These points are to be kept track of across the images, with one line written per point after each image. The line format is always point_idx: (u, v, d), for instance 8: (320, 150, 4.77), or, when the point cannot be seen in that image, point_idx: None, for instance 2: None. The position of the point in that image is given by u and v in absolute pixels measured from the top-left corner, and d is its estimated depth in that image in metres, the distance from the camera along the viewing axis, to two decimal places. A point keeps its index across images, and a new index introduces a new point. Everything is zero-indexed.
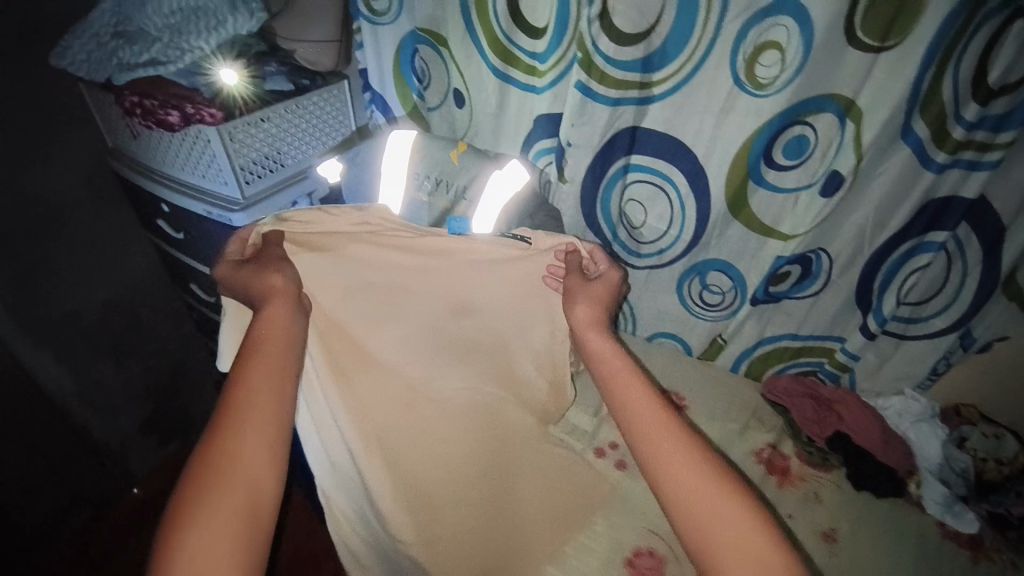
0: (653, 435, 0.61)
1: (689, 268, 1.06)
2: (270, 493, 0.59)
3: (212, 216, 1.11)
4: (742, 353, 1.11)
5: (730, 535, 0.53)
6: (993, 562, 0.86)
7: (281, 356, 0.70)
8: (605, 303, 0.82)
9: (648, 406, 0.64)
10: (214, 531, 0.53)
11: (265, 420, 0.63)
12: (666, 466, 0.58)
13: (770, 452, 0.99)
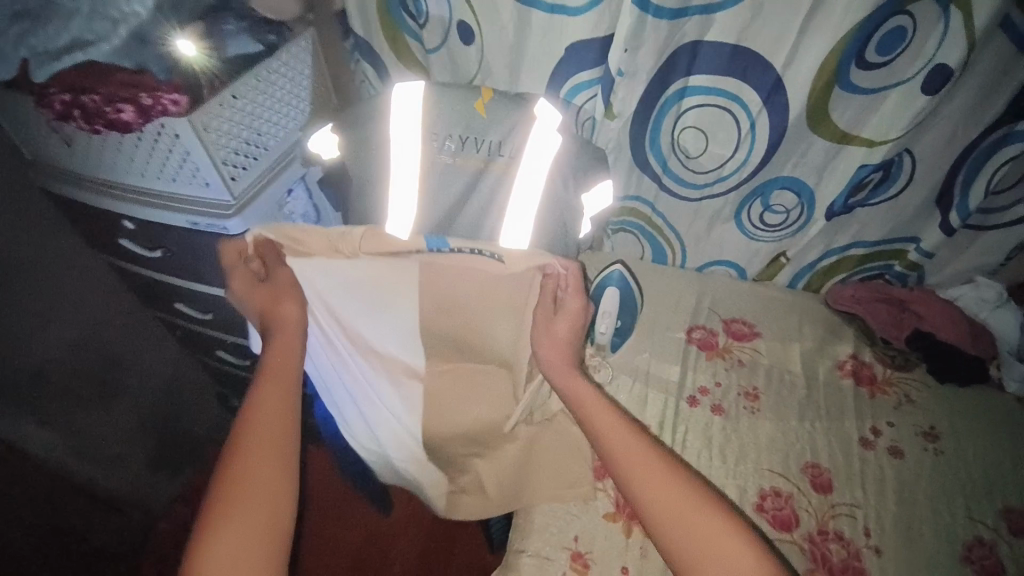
0: (655, 491, 0.59)
1: (753, 192, 0.99)
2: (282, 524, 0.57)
3: (200, 228, 0.91)
4: (803, 269, 1.10)
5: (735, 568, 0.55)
6: None
7: (285, 397, 0.64)
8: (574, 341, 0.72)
9: (636, 473, 0.60)
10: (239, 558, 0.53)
11: (259, 467, 0.58)
12: (663, 522, 0.58)
13: (852, 362, 1.01)
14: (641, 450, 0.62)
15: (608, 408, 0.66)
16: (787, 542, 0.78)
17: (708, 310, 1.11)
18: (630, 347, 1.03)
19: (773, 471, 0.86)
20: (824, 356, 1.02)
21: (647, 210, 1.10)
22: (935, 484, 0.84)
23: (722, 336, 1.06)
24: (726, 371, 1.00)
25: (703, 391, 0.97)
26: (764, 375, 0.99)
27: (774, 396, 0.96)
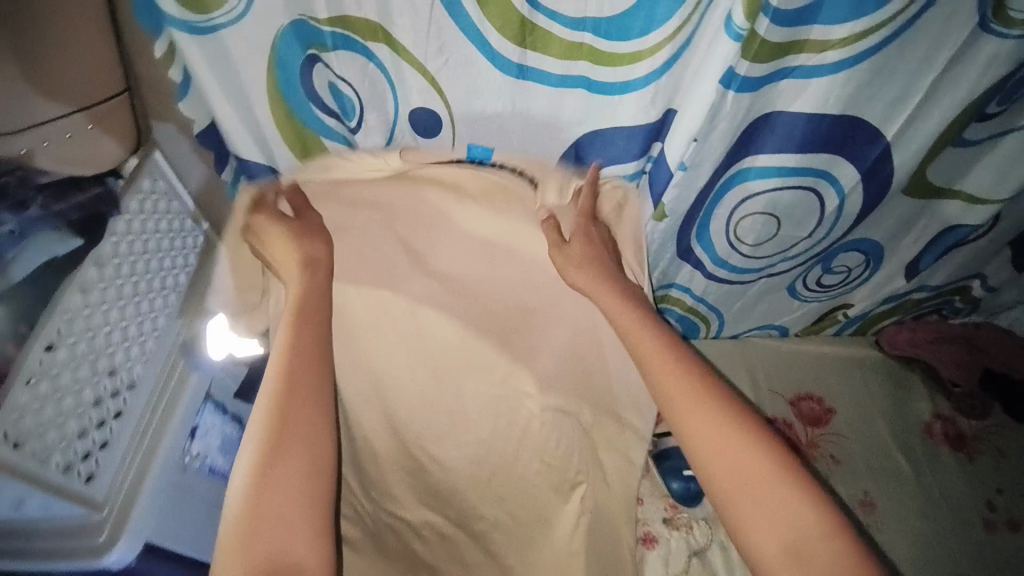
0: (728, 465, 0.52)
1: (818, 262, 0.80)
2: (321, 486, 0.50)
3: (65, 566, 0.54)
4: (855, 320, 0.95)
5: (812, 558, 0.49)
6: None
7: (319, 341, 0.55)
8: (603, 263, 0.62)
9: (716, 438, 0.54)
10: (274, 510, 0.47)
11: (305, 413, 0.51)
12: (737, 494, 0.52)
13: (937, 422, 0.90)
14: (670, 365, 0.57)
15: (689, 380, 0.56)
16: None
17: (769, 392, 0.93)
18: None
19: None
20: (908, 421, 0.90)
21: (684, 296, 0.87)
22: None
23: (798, 426, 0.90)
24: (826, 477, 0.84)
25: None
26: (865, 471, 0.85)
27: (886, 497, 0.82)
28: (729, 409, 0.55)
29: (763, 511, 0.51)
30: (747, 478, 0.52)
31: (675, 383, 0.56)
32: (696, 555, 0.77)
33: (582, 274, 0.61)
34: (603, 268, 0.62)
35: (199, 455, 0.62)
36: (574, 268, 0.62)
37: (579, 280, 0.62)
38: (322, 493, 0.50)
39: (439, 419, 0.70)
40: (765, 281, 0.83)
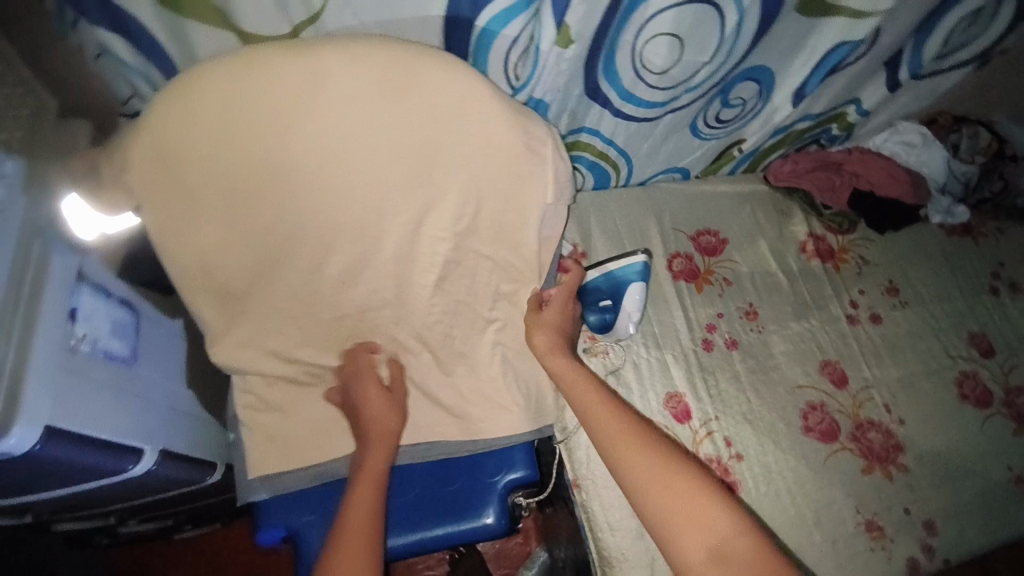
0: (610, 437, 0.63)
1: (716, 92, 0.82)
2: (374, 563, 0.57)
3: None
4: (747, 156, 1.02)
5: (675, 488, 0.58)
6: (985, 237, 1.02)
7: (378, 457, 0.65)
8: (567, 329, 0.73)
9: (599, 421, 0.64)
10: None
11: (364, 511, 0.60)
12: (623, 465, 0.60)
13: (810, 240, 1.01)
14: (591, 392, 0.67)
15: (591, 386, 0.67)
16: (839, 449, 0.82)
17: (672, 231, 0.99)
18: None
19: (806, 385, 0.87)
20: (790, 243, 1.01)
21: (598, 143, 0.88)
22: (924, 339, 0.92)
23: (698, 257, 0.97)
24: (721, 297, 0.94)
25: (710, 328, 0.90)
26: (753, 287, 0.95)
27: (771, 307, 0.94)
28: (611, 403, 0.66)
29: (667, 507, 0.56)
30: (639, 472, 0.59)
31: (587, 394, 0.67)
32: (611, 376, 0.84)
33: (545, 340, 0.71)
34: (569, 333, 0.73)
35: (87, 338, 0.57)
36: (540, 335, 0.71)
37: (541, 344, 0.71)
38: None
39: (364, 284, 0.68)
40: (667, 117, 0.84)
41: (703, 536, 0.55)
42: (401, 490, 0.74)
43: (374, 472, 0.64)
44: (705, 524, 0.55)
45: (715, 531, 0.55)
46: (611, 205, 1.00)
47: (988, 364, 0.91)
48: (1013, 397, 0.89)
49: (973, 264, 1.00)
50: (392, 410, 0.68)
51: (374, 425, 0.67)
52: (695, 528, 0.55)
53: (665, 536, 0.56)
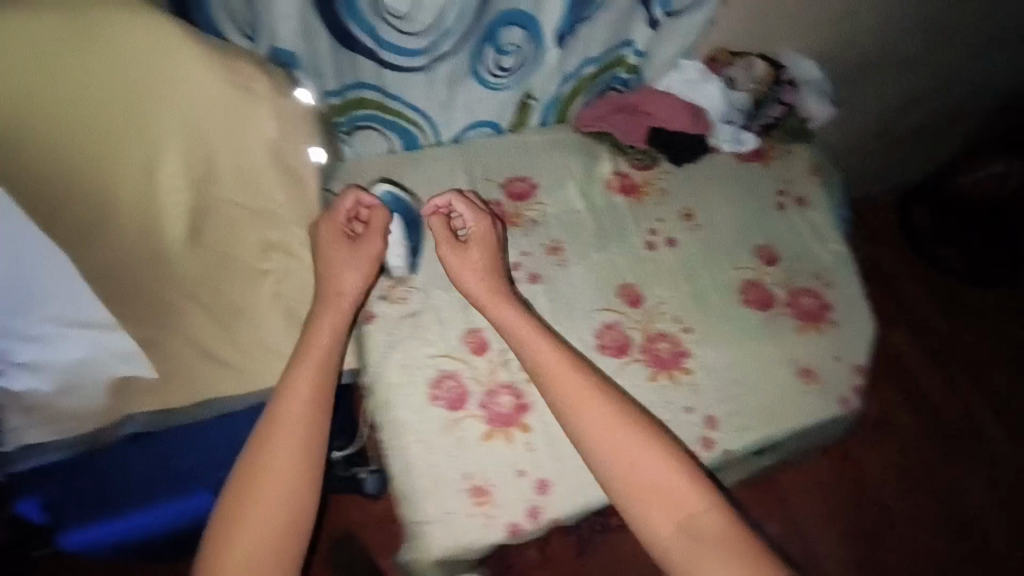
0: (568, 390, 0.73)
1: (481, 37, 0.86)
2: (303, 493, 0.65)
3: None
4: (549, 106, 1.06)
5: (654, 481, 0.69)
6: (776, 158, 1.10)
7: (315, 391, 0.70)
8: (492, 267, 0.85)
9: (555, 384, 0.75)
10: (256, 525, 0.62)
11: (289, 448, 0.66)
12: (594, 439, 0.71)
13: (615, 179, 1.07)
14: (510, 313, 0.80)
15: (539, 331, 0.78)
16: (629, 361, 0.87)
17: (483, 181, 1.04)
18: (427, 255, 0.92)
19: (602, 308, 0.92)
20: (596, 183, 1.06)
21: (377, 98, 0.92)
22: (713, 254, 0.99)
23: (506, 203, 1.02)
24: (526, 237, 0.98)
25: (514, 266, 0.94)
26: (558, 224, 1.00)
27: (573, 241, 0.98)
28: (546, 335, 0.78)
29: (641, 466, 0.70)
30: (608, 432, 0.71)
31: (536, 342, 0.78)
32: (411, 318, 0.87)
33: (473, 282, 0.83)
34: (492, 269, 0.85)
35: None
36: (467, 276, 0.83)
37: (475, 286, 0.83)
38: (295, 512, 0.64)
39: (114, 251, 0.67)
40: (438, 66, 0.88)
41: (673, 513, 0.68)
42: (196, 446, 0.75)
43: (297, 391, 0.69)
44: (682, 504, 0.68)
45: (690, 510, 0.68)
46: (422, 161, 1.03)
47: (773, 271, 0.98)
48: (796, 298, 0.95)
49: (763, 185, 1.08)
50: (366, 240, 0.80)
51: (339, 280, 0.77)
52: (660, 503, 0.68)
53: (644, 513, 0.68)
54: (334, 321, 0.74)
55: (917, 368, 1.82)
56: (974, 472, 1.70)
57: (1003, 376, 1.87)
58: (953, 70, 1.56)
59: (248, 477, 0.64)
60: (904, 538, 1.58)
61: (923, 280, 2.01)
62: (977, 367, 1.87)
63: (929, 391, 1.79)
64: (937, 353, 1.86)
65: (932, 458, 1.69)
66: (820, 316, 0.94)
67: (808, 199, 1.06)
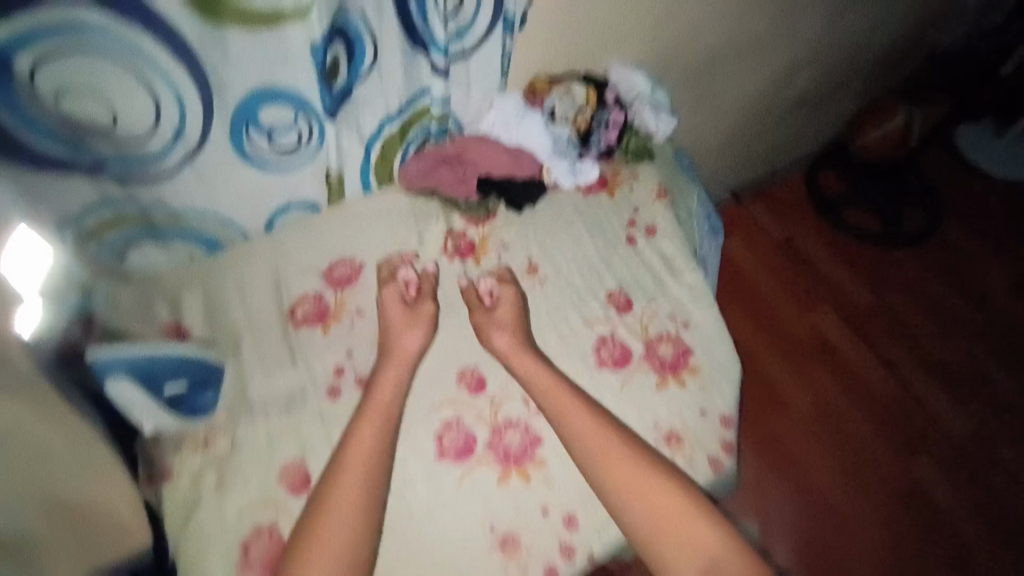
0: (598, 447, 0.76)
1: (234, 121, 0.75)
2: (363, 523, 0.69)
3: None
4: (363, 170, 0.96)
5: (658, 505, 0.74)
6: (622, 186, 1.02)
7: (374, 431, 0.74)
8: (521, 330, 0.85)
9: (570, 422, 0.78)
10: (331, 548, 0.66)
11: (355, 480, 0.71)
12: (613, 478, 0.75)
13: (450, 238, 0.98)
14: (551, 379, 0.81)
15: (568, 396, 0.79)
16: (472, 465, 0.79)
17: (302, 272, 0.92)
18: (231, 382, 0.81)
19: (443, 402, 0.82)
20: (430, 251, 0.97)
21: (136, 211, 0.80)
22: (560, 311, 0.91)
23: (329, 293, 0.91)
24: (350, 332, 0.87)
25: (338, 372, 0.84)
26: None
27: None
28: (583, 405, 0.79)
29: (667, 517, 0.73)
30: (641, 485, 0.74)
31: (569, 404, 0.79)
32: (215, 465, 0.75)
33: (503, 341, 0.83)
34: (521, 327, 0.85)
35: None
36: (502, 336, 0.83)
37: (507, 348, 0.83)
38: (356, 547, 0.67)
39: None
40: (198, 165, 0.78)
41: (691, 557, 0.72)
42: None
43: (374, 423, 0.75)
44: (693, 544, 0.72)
45: (700, 549, 0.72)
46: (223, 264, 0.90)
47: (627, 320, 0.90)
48: (653, 347, 0.88)
49: (611, 220, 0.99)
50: (419, 309, 0.86)
51: (401, 344, 0.82)
52: (676, 547, 0.72)
53: (658, 547, 0.73)
54: (400, 370, 0.80)
55: (843, 347, 1.79)
56: (926, 448, 1.63)
57: (934, 334, 1.83)
58: (815, 45, 1.52)
59: (321, 506, 0.68)
60: (863, 530, 1.51)
61: (838, 251, 2.00)
62: (913, 338, 1.83)
63: (859, 368, 1.75)
64: (860, 326, 1.84)
65: (874, 439, 1.64)
66: (679, 364, 0.87)
67: (657, 227, 0.99)
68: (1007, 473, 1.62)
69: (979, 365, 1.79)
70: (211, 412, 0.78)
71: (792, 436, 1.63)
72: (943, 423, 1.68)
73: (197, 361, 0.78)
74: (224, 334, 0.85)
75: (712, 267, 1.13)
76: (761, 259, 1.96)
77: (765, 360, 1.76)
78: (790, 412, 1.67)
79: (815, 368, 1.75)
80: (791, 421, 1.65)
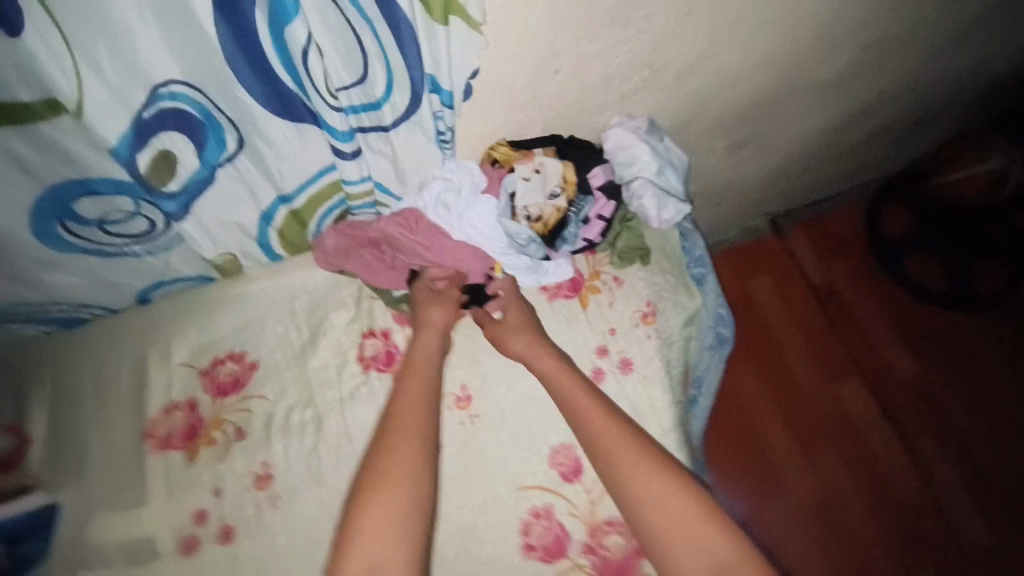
0: (597, 427, 0.61)
1: (40, 212, 0.56)
2: (428, 450, 0.58)
3: None
4: (264, 246, 0.76)
5: (664, 503, 0.55)
6: (598, 293, 0.79)
7: (422, 386, 0.64)
8: (529, 322, 0.73)
9: (572, 407, 0.64)
10: (393, 481, 0.55)
11: (414, 426, 0.59)
12: (613, 465, 0.59)
13: (371, 341, 0.78)
14: (557, 370, 0.67)
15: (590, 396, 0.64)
16: None
17: (177, 367, 0.75)
18: (66, 517, 0.67)
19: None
20: (340, 357, 0.77)
21: None
22: (485, 464, 0.72)
23: (203, 400, 0.73)
24: (220, 462, 0.70)
25: (197, 520, 0.67)
26: (271, 433, 0.72)
27: (289, 462, 0.71)
28: (593, 395, 0.65)
29: (678, 520, 0.54)
30: (636, 485, 0.57)
31: (574, 390, 0.65)
32: None
33: (522, 342, 0.71)
34: (525, 322, 0.73)
35: None
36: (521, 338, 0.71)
37: (521, 351, 0.71)
38: (426, 477, 0.56)
39: None
40: (15, 262, 0.60)
41: (698, 557, 0.52)
42: None
43: (422, 369, 0.67)
44: (703, 547, 0.53)
45: (718, 557, 0.52)
46: (83, 349, 0.74)
47: (570, 493, 0.70)
48: (599, 537, 0.68)
49: (576, 340, 0.77)
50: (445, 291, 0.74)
51: (427, 318, 0.72)
52: (695, 545, 0.53)
53: (662, 562, 0.54)
54: (432, 339, 0.71)
55: (867, 430, 1.53)
56: (932, 562, 1.40)
57: (978, 426, 1.55)
58: (913, 72, 1.16)
59: (384, 433, 0.59)
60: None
61: (886, 309, 1.68)
62: (952, 430, 1.54)
63: (880, 459, 1.50)
64: (890, 405, 1.56)
65: (878, 544, 1.41)
66: (626, 568, 0.67)
67: (633, 361, 0.75)
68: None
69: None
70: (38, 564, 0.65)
71: (783, 527, 1.42)
72: (966, 537, 1.43)
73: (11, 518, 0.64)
74: (70, 449, 0.70)
75: (708, 387, 0.90)
76: (792, 309, 1.66)
77: (770, 433, 1.52)
78: (787, 498, 1.45)
79: (826, 450, 1.50)
80: (785, 509, 1.44)
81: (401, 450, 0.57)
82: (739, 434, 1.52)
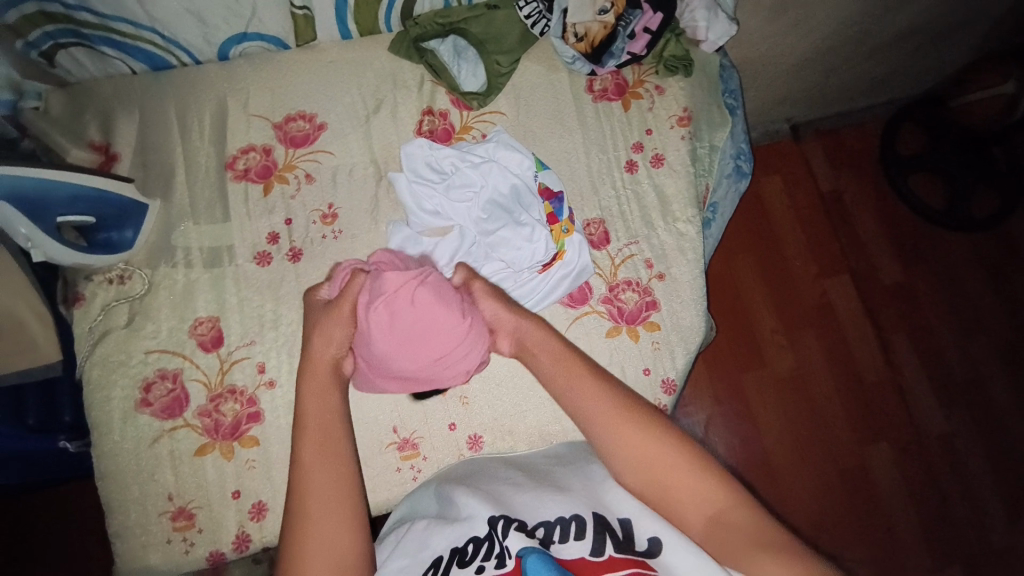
0: (593, 408, 0.62)
1: None
2: (342, 470, 0.57)
3: None
4: (340, 15, 0.82)
5: (660, 465, 0.58)
6: (640, 98, 0.86)
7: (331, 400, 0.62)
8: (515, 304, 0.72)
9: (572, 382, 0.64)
10: (327, 501, 0.55)
11: (333, 447, 0.58)
12: (611, 439, 0.61)
13: (428, 118, 0.85)
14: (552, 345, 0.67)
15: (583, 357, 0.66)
16: None
17: (252, 117, 0.82)
18: (155, 223, 0.76)
19: None
20: (400, 126, 0.85)
21: (60, 10, 0.69)
22: None
23: (278, 149, 0.81)
24: (292, 198, 0.79)
25: (272, 239, 0.77)
26: (337, 181, 0.81)
27: (353, 205, 0.80)
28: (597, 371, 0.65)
29: (680, 483, 0.57)
30: (639, 452, 0.59)
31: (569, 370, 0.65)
32: (127, 303, 0.74)
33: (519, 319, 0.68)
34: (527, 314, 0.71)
35: None
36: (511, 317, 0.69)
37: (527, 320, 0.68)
38: (346, 488, 0.57)
39: None
40: None
41: (702, 503, 0.56)
42: None
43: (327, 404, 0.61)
44: (701, 496, 0.56)
45: (706, 509, 0.56)
46: (167, 88, 0.80)
47: (597, 258, 0.80)
48: (616, 292, 0.79)
49: (616, 137, 0.85)
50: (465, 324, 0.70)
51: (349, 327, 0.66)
52: (691, 493, 0.57)
53: (666, 506, 0.58)
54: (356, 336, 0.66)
55: (849, 324, 1.66)
56: (888, 438, 1.58)
57: (949, 333, 1.69)
58: None
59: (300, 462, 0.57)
60: (795, 498, 1.51)
61: (884, 221, 1.78)
62: (925, 333, 1.69)
63: (856, 349, 1.64)
64: (874, 306, 1.69)
65: (842, 420, 1.58)
66: (639, 317, 0.79)
67: (665, 158, 0.84)
68: (962, 480, 1.57)
69: (984, 372, 1.66)
70: (128, 250, 0.74)
71: (761, 399, 1.58)
72: (919, 421, 1.60)
73: (109, 197, 0.71)
74: (155, 171, 0.78)
75: (720, 216, 1.00)
76: (797, 208, 1.75)
77: (763, 318, 1.64)
78: (767, 371, 1.60)
79: (809, 336, 1.64)
80: (765, 384, 1.59)
81: (318, 483, 0.56)
82: (733, 317, 1.64)
